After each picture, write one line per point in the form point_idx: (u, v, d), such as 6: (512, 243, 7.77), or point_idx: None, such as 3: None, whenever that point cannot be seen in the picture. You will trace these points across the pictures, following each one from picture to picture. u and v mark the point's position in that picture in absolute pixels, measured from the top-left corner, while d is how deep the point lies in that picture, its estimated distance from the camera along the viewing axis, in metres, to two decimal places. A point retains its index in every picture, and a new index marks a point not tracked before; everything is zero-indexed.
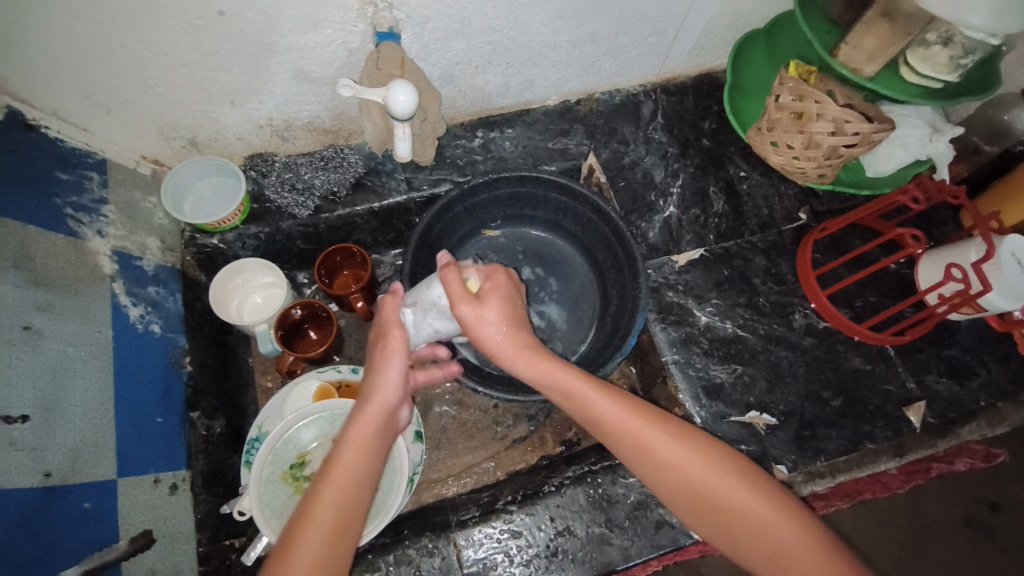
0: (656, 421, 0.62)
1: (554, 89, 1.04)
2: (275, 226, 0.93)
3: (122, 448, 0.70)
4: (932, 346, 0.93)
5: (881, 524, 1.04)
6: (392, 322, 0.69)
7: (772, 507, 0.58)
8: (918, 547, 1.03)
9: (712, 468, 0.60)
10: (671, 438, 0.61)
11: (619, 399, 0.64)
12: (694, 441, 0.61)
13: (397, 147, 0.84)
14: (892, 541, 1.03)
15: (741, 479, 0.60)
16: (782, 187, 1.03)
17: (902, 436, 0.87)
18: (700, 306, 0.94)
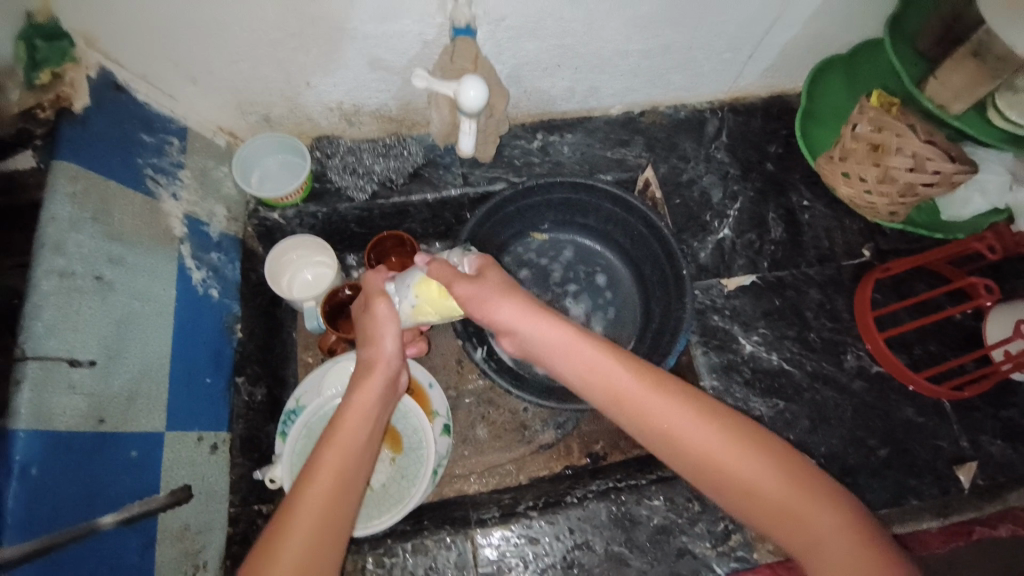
0: (671, 400, 0.58)
1: (618, 98, 1.03)
2: (331, 208, 0.95)
3: (171, 403, 0.74)
4: (991, 406, 0.87)
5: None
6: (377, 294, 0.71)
7: (800, 485, 0.55)
8: None
9: (731, 445, 0.56)
10: (684, 417, 0.57)
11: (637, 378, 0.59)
12: (714, 418, 0.57)
13: (461, 142, 0.85)
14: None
15: (764, 451, 0.56)
16: (847, 222, 0.99)
17: (950, 496, 0.82)
18: (746, 334, 0.91)
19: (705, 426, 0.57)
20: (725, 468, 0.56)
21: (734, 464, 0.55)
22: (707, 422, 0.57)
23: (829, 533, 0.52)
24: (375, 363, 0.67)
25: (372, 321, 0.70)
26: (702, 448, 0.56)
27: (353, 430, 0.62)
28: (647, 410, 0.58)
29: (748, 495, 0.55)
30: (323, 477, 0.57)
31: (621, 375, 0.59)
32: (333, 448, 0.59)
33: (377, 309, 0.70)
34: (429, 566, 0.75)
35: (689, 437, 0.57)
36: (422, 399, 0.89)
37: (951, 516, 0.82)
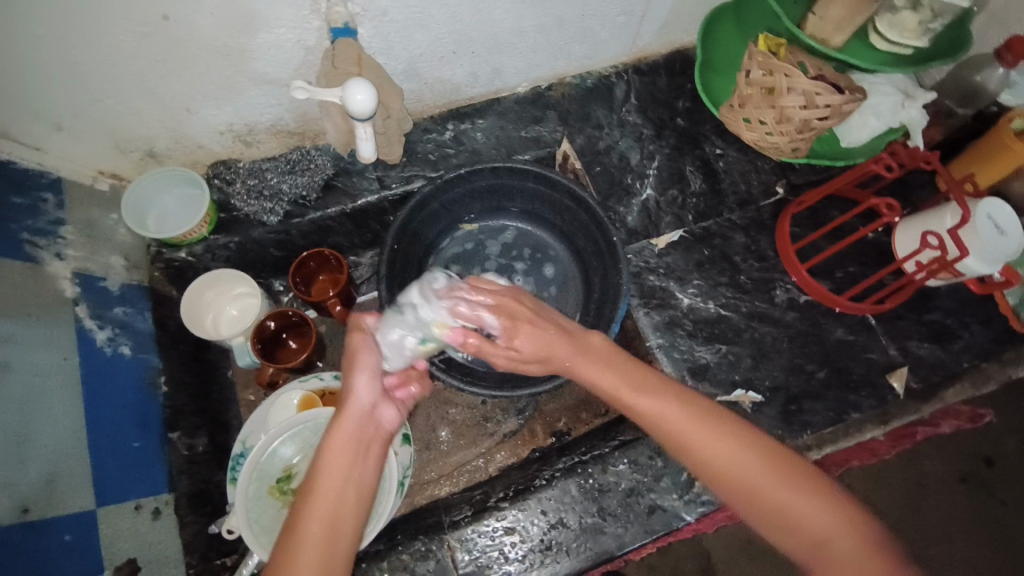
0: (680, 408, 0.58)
1: (524, 76, 1.02)
2: (245, 236, 0.90)
3: (99, 477, 0.69)
4: (913, 313, 0.93)
5: (872, 486, 1.08)
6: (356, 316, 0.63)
7: (824, 499, 0.53)
8: (915, 502, 1.07)
9: (754, 456, 0.55)
10: (704, 425, 0.57)
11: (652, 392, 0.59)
12: (734, 429, 0.56)
13: (361, 148, 0.80)
14: (883, 500, 1.07)
15: (771, 456, 0.55)
16: (759, 163, 1.02)
17: (887, 403, 0.88)
18: (682, 288, 0.94)
19: (714, 435, 0.56)
20: (742, 476, 0.54)
21: (752, 471, 0.54)
22: (732, 436, 0.56)
23: (840, 538, 0.51)
24: (348, 407, 0.58)
25: (352, 353, 0.60)
26: (727, 458, 0.55)
27: (342, 485, 0.54)
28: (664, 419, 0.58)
29: (773, 504, 0.53)
30: (315, 540, 0.50)
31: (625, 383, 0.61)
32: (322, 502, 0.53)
33: (355, 337, 0.61)
34: None
35: (709, 453, 0.55)
36: None
37: (890, 421, 0.88)
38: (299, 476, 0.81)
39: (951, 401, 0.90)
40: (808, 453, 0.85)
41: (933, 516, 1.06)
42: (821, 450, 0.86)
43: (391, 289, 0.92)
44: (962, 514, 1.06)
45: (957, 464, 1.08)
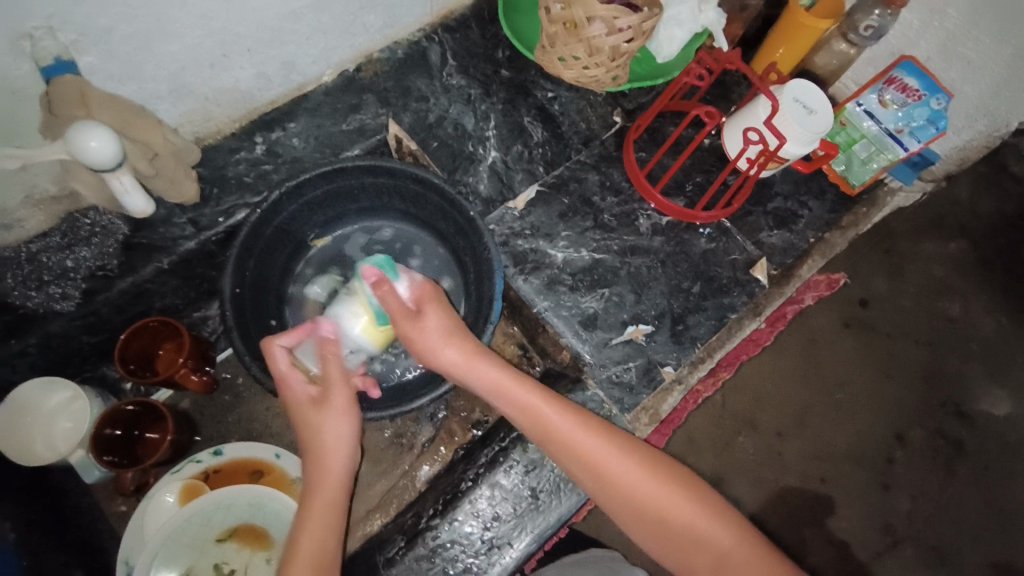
0: (601, 440, 0.63)
1: (323, 64, 0.91)
2: (43, 333, 0.76)
3: None
4: (759, 206, 0.98)
5: (773, 363, 1.18)
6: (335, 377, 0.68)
7: (738, 538, 0.59)
8: (811, 363, 1.18)
9: (679, 494, 0.61)
10: (635, 470, 0.62)
11: (578, 423, 0.63)
12: (660, 470, 0.62)
13: (127, 202, 0.70)
14: (784, 371, 1.18)
15: (672, 480, 0.62)
16: (591, 97, 1.00)
17: (757, 296, 0.93)
18: (552, 244, 0.92)
19: (629, 462, 0.62)
20: (643, 500, 0.61)
21: (655, 497, 0.61)
22: (662, 477, 0.62)
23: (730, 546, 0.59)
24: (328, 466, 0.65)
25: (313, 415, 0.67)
26: (654, 501, 0.60)
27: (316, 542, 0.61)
28: (584, 447, 0.62)
29: (675, 528, 0.60)
30: None
31: (553, 415, 0.63)
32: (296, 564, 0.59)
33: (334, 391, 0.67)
34: None
35: (621, 474, 0.61)
36: (276, 476, 0.79)
37: (764, 311, 0.93)
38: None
39: (809, 276, 0.97)
40: (703, 366, 0.88)
41: (828, 371, 1.18)
42: (713, 357, 0.90)
43: (246, 340, 0.81)
44: (851, 361, 1.19)
45: (835, 318, 1.20)
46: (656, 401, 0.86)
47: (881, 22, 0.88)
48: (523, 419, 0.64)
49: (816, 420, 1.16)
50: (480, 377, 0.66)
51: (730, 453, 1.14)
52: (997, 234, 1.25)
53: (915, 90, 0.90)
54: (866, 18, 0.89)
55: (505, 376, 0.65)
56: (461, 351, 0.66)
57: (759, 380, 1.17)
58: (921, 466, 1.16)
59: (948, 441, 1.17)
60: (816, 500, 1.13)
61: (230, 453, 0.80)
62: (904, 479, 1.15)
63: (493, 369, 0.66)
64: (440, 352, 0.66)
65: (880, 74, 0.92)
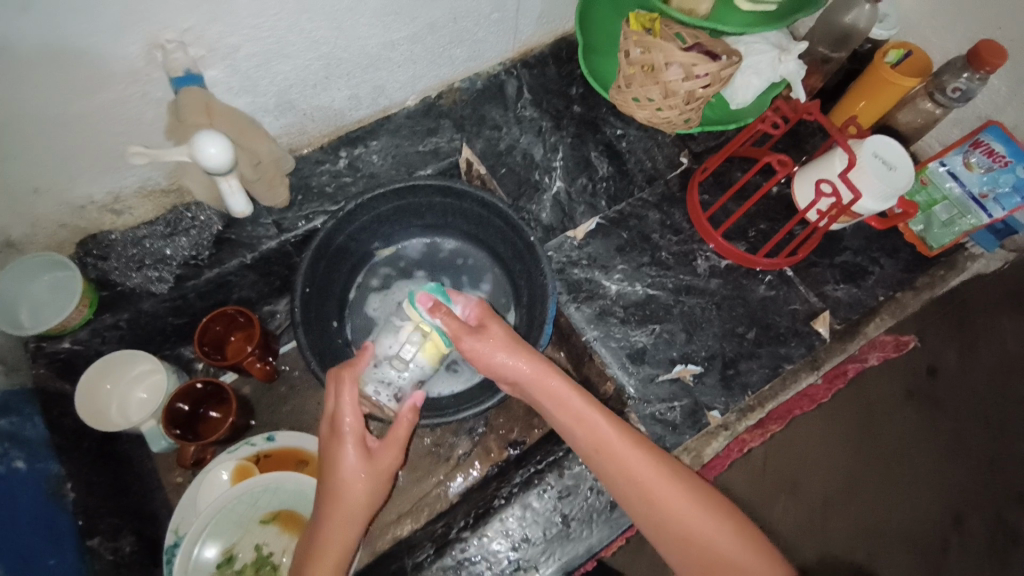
0: (648, 459, 0.64)
1: (409, 89, 0.98)
2: (135, 310, 0.83)
3: None
4: (825, 258, 0.96)
5: (824, 421, 1.12)
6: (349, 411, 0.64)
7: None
8: (870, 427, 1.11)
9: (725, 524, 0.61)
10: (680, 494, 0.62)
11: (628, 440, 0.65)
12: (705, 499, 0.62)
13: (230, 202, 0.75)
14: (839, 437, 1.11)
15: (717, 511, 0.62)
16: (659, 138, 1.02)
17: (816, 349, 0.90)
18: (607, 276, 0.93)
19: (675, 486, 0.63)
20: (689, 526, 0.60)
21: (700, 525, 0.60)
22: (707, 506, 0.62)
23: None
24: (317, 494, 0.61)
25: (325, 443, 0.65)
26: (694, 526, 0.60)
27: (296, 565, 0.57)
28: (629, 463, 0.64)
29: (721, 560, 0.58)
30: None
31: (605, 429, 0.66)
32: None
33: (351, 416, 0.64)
34: None
35: (666, 497, 0.62)
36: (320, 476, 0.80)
37: (822, 366, 0.90)
38: (242, 557, 0.76)
39: (874, 335, 0.93)
40: (751, 414, 0.86)
41: (883, 440, 1.11)
42: (763, 407, 0.87)
43: (309, 337, 0.86)
44: (910, 430, 1.11)
45: (900, 385, 1.13)
46: (700, 445, 0.84)
47: (970, 85, 0.85)
48: (576, 427, 0.67)
49: (867, 488, 1.09)
50: (541, 384, 0.69)
51: (770, 521, 1.08)
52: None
53: (999, 155, 0.87)
54: (954, 81, 0.86)
55: (554, 383, 0.68)
56: (529, 362, 0.69)
57: (808, 436, 1.11)
58: (979, 557, 1.07)
59: (1015, 535, 1.07)
60: (859, 573, 1.06)
61: (281, 441, 0.85)
62: (959, 570, 1.06)
63: (553, 379, 0.69)
64: (498, 357, 0.70)
65: (966, 136, 0.90)
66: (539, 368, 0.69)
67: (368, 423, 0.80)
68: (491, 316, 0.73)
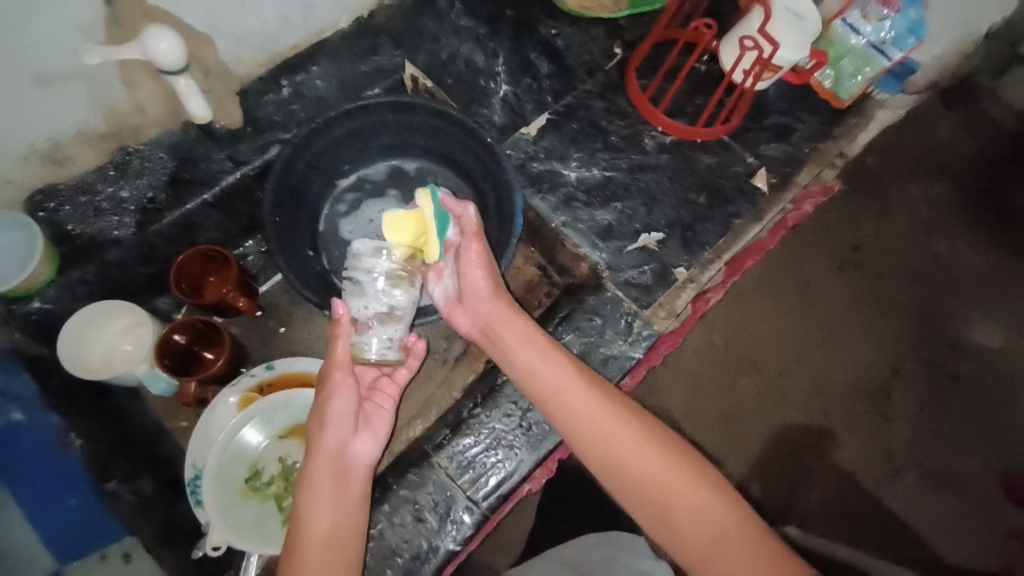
0: (601, 407, 0.67)
1: (339, 8, 0.96)
2: (100, 261, 0.81)
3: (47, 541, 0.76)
4: (757, 122, 1.04)
5: (770, 305, 1.25)
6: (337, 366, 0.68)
7: (738, 523, 0.58)
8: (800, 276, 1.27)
9: (677, 466, 0.63)
10: (634, 443, 0.64)
11: (581, 386, 0.69)
12: (657, 440, 0.64)
13: (188, 106, 0.72)
14: (778, 289, 1.26)
15: (669, 454, 0.63)
16: (592, 31, 1.06)
17: (759, 203, 1.00)
18: (565, 166, 0.98)
19: (628, 436, 0.64)
20: (643, 470, 0.63)
21: (653, 469, 0.63)
22: (655, 449, 0.64)
23: (729, 524, 0.59)
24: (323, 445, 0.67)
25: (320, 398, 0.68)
26: (649, 468, 0.63)
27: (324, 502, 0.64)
28: (583, 410, 0.67)
29: (671, 502, 0.61)
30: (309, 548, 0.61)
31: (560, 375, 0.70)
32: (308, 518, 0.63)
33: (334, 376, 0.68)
34: (414, 509, 0.78)
35: (620, 446, 0.64)
36: None
37: (766, 216, 1.00)
38: (268, 470, 0.81)
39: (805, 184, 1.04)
40: (712, 266, 0.95)
41: (817, 286, 1.26)
42: (721, 258, 0.96)
43: (289, 264, 0.87)
44: (842, 298, 1.26)
45: (825, 231, 1.29)
46: (672, 298, 0.93)
47: None
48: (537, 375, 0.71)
49: (815, 350, 1.24)
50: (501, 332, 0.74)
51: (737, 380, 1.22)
52: (987, 173, 1.34)
53: (891, 2, 0.99)
54: None
55: (516, 326, 0.74)
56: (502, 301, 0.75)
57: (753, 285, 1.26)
58: (919, 388, 1.23)
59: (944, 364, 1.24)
60: (818, 433, 1.21)
61: (282, 368, 0.85)
62: (905, 403, 1.22)
63: (515, 324, 0.74)
64: (474, 273, 0.75)
65: None
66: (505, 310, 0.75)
67: (396, 380, 0.74)
68: (466, 259, 0.75)
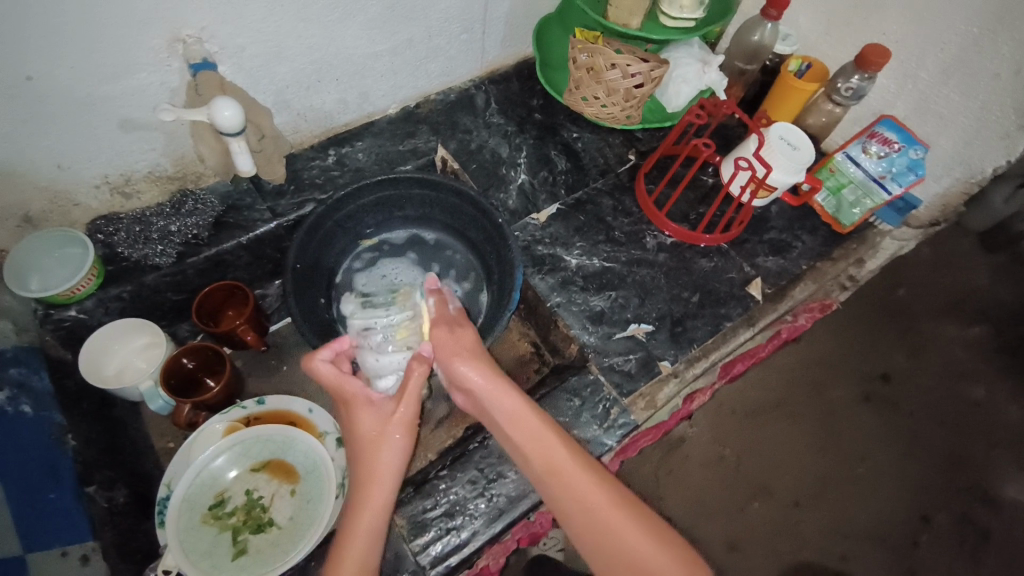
0: (597, 485, 0.68)
1: (390, 98, 1.11)
2: (138, 283, 0.90)
3: (23, 527, 0.72)
4: (756, 235, 1.10)
5: (790, 429, 1.22)
6: (411, 396, 0.73)
7: None
8: (817, 394, 1.25)
9: (669, 554, 0.64)
10: (627, 523, 0.66)
11: (578, 463, 0.70)
12: (649, 527, 0.66)
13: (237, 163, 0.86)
14: (782, 398, 1.25)
15: (663, 541, 0.65)
16: (609, 139, 1.17)
17: (751, 309, 1.03)
18: (568, 252, 1.05)
19: (623, 515, 0.66)
20: (635, 555, 0.63)
21: (644, 553, 0.63)
22: (650, 533, 0.65)
23: None
24: (380, 477, 0.70)
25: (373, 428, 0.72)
26: (641, 552, 0.64)
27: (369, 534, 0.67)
28: (581, 488, 0.68)
29: None
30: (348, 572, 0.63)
31: (557, 451, 0.71)
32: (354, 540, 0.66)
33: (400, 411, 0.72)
34: None
35: (615, 525, 0.66)
36: (308, 426, 0.88)
37: (757, 322, 1.02)
38: (233, 500, 0.83)
39: (801, 298, 1.07)
40: (698, 363, 0.97)
41: (812, 408, 1.24)
42: (708, 358, 0.98)
43: (299, 307, 0.94)
44: (874, 427, 1.23)
45: (836, 345, 1.29)
46: (653, 390, 0.94)
47: (860, 84, 1.03)
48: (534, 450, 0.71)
49: (831, 491, 1.18)
50: (493, 400, 0.74)
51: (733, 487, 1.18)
52: (999, 313, 1.34)
53: (894, 142, 1.03)
54: (847, 81, 1.05)
55: (512, 403, 0.73)
56: (484, 374, 0.75)
57: (755, 395, 1.25)
58: (946, 546, 1.16)
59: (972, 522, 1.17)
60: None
61: (270, 404, 0.89)
62: (929, 564, 1.14)
63: (508, 396, 0.74)
64: (460, 367, 0.75)
65: (864, 131, 1.06)
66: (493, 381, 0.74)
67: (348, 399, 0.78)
68: (450, 334, 0.78)
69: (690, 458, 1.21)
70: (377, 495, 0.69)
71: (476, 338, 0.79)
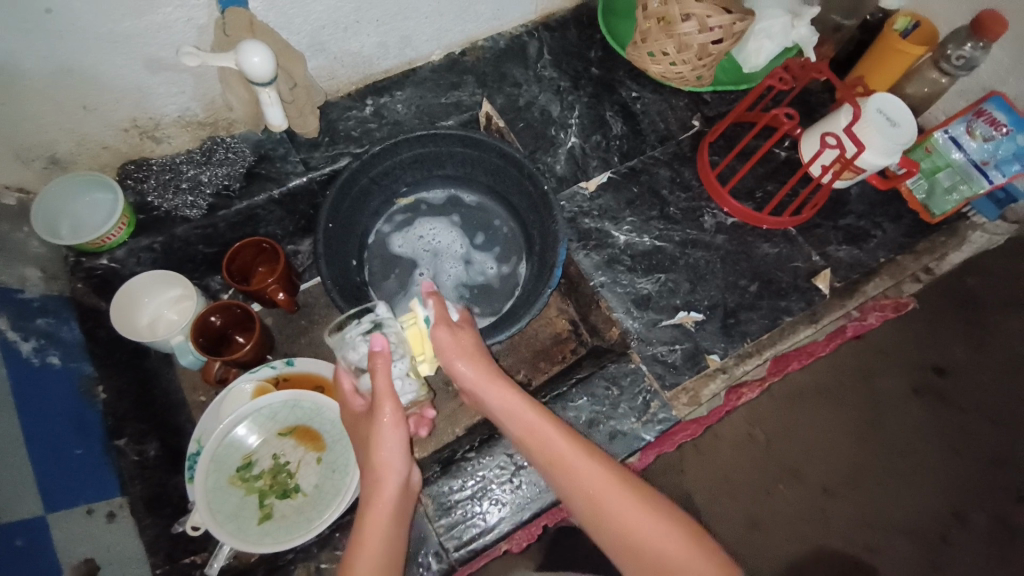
0: (600, 468, 0.67)
1: (435, 43, 1.01)
2: (169, 234, 0.88)
3: (46, 484, 0.71)
4: (829, 221, 0.99)
5: (833, 415, 1.09)
6: (385, 396, 0.66)
7: None
8: (864, 380, 1.10)
9: (670, 528, 0.62)
10: (627, 499, 0.64)
11: (581, 453, 0.68)
12: (650, 502, 0.64)
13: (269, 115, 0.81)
14: (840, 387, 1.11)
15: (664, 511, 0.63)
16: (673, 101, 1.05)
17: (815, 305, 0.93)
18: (617, 227, 0.97)
19: (621, 492, 0.65)
20: (636, 531, 0.62)
21: (644, 527, 0.62)
22: (651, 510, 0.63)
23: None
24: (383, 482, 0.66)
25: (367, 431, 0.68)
26: (644, 529, 0.62)
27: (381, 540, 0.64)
28: (582, 475, 0.66)
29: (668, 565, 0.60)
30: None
31: (552, 438, 0.69)
32: (364, 541, 0.63)
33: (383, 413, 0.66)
34: None
35: (615, 505, 0.64)
36: (335, 392, 0.88)
37: (820, 320, 0.93)
38: (260, 463, 0.83)
39: (872, 295, 0.96)
40: (750, 360, 0.90)
41: (869, 396, 1.10)
42: (762, 354, 0.90)
43: (330, 270, 0.90)
44: (922, 422, 1.08)
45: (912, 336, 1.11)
46: (698, 385, 0.88)
47: (973, 53, 0.88)
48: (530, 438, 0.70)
49: (874, 479, 1.06)
50: (487, 394, 0.72)
51: (767, 492, 1.07)
52: None
53: (1001, 125, 0.89)
54: (958, 49, 0.89)
55: (511, 402, 0.71)
56: (475, 372, 0.72)
57: (814, 381, 1.10)
58: None
59: None
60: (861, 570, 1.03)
61: (299, 366, 0.89)
62: None
63: (502, 388, 0.72)
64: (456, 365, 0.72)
65: (968, 107, 0.92)
66: (486, 377, 0.72)
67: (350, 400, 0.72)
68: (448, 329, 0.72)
69: (719, 437, 1.09)
70: (386, 500, 0.66)
71: (477, 339, 0.75)
